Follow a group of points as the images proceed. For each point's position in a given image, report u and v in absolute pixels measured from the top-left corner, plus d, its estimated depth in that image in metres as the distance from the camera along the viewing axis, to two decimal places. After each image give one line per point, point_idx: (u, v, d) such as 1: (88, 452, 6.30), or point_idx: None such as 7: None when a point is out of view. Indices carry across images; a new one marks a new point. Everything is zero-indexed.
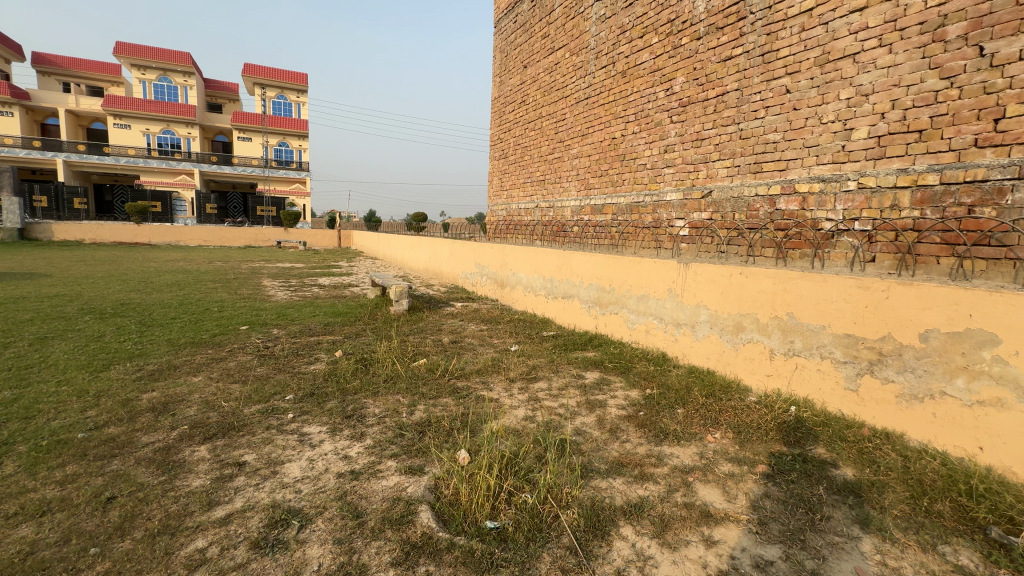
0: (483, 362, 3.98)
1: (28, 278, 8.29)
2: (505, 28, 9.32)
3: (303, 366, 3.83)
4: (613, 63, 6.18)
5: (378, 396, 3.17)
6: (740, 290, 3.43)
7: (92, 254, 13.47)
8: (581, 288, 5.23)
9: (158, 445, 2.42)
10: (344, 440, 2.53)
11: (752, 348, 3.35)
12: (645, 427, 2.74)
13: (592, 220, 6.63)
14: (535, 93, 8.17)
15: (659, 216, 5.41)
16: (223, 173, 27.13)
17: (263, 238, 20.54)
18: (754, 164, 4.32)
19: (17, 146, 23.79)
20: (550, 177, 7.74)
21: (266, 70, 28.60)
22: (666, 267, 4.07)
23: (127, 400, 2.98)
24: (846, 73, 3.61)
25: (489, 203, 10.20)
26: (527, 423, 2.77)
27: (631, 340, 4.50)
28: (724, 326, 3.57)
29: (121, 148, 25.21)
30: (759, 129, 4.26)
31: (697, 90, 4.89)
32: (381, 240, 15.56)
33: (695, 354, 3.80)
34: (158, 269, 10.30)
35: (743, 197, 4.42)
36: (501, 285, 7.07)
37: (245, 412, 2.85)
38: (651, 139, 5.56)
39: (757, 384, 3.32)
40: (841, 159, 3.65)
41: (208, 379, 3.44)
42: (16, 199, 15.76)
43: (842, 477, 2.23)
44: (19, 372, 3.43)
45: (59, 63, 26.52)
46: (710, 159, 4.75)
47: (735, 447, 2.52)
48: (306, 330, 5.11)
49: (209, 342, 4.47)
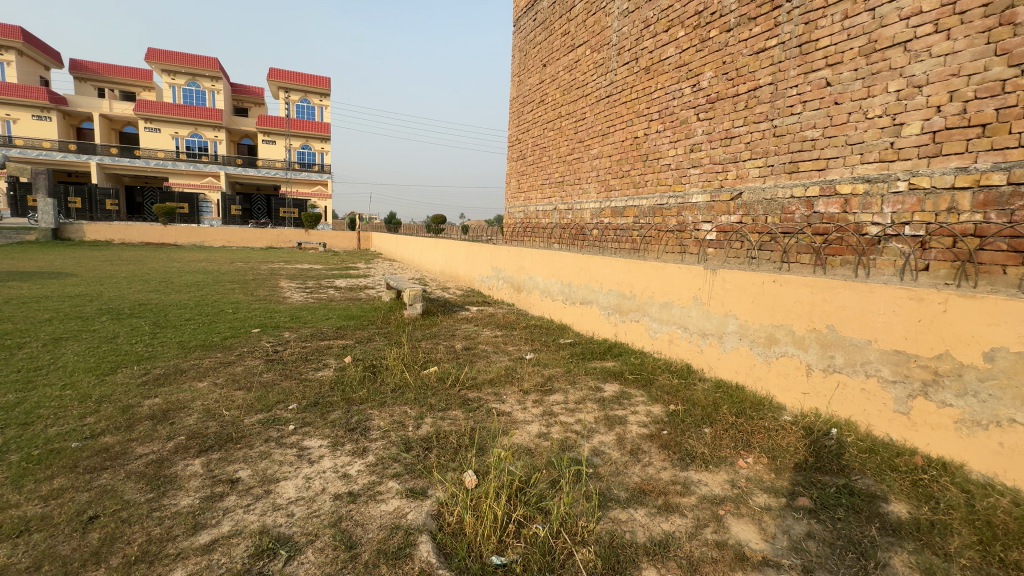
0: (496, 371, 3.79)
1: (54, 277, 8.46)
2: (525, 26, 9.15)
3: (310, 372, 3.70)
4: (636, 59, 5.95)
5: (385, 407, 3.01)
6: (774, 299, 3.17)
7: (119, 253, 13.78)
8: (600, 294, 5.01)
9: (151, 457, 2.30)
10: (344, 456, 2.37)
11: (787, 363, 3.08)
12: (669, 449, 2.51)
13: (612, 223, 6.39)
14: (554, 92, 7.98)
15: (683, 219, 5.15)
16: (248, 175, 27.66)
17: (284, 239, 20.81)
18: (789, 164, 4.05)
19: (54, 149, 24.67)
20: (569, 178, 7.53)
21: (290, 74, 29.11)
22: (692, 273, 3.84)
23: (128, 406, 2.89)
24: (896, 63, 3.32)
25: (507, 205, 10.03)
26: (540, 442, 2.57)
27: (653, 349, 4.26)
28: (756, 338, 3.31)
29: (151, 151, 25.94)
30: (795, 126, 3.99)
31: (727, 85, 4.63)
32: (400, 242, 15.56)
33: (723, 367, 3.55)
34: (180, 270, 10.41)
35: (776, 198, 4.15)
36: (518, 288, 6.89)
37: (245, 422, 2.73)
38: (676, 138, 5.31)
39: (792, 402, 3.05)
40: (889, 157, 3.35)
41: (213, 385, 3.34)
42: (51, 201, 16.24)
43: (895, 515, 1.97)
44: (26, 374, 3.38)
45: (95, 69, 27.49)
46: (741, 159, 4.50)
47: (771, 475, 2.27)
48: (317, 334, 5.01)
49: (219, 346, 4.39)
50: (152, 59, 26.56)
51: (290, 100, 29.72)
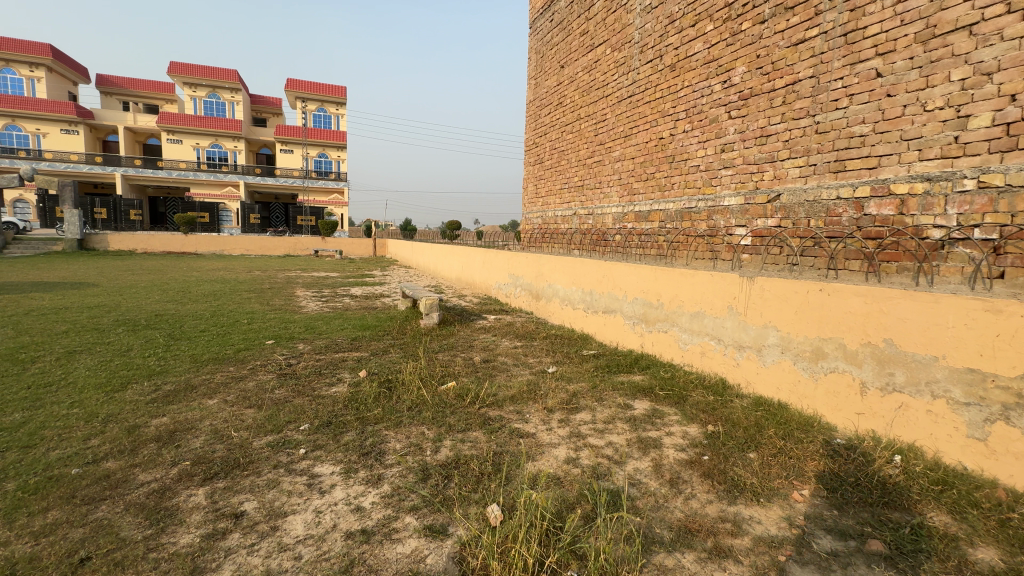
0: (518, 387, 3.58)
1: (76, 288, 8.54)
2: (541, 28, 9.00)
3: (324, 388, 3.54)
4: (660, 56, 5.74)
5: (401, 427, 2.83)
6: (820, 311, 2.91)
7: (141, 263, 14.00)
8: (625, 303, 4.78)
9: (153, 486, 2.15)
10: (357, 485, 2.19)
11: (837, 380, 2.82)
12: (713, 478, 2.26)
13: (636, 228, 6.16)
14: (573, 94, 7.80)
15: (715, 223, 4.91)
16: (267, 184, 28.04)
17: (302, 247, 20.98)
18: (834, 163, 3.78)
19: (80, 161, 25.30)
20: (589, 182, 7.32)
21: (308, 84, 29.54)
22: (726, 281, 3.59)
23: (134, 427, 2.76)
24: (960, 49, 3.05)
25: (524, 211, 9.85)
26: (569, 469, 2.35)
27: (683, 362, 4.02)
28: (801, 352, 3.05)
29: (173, 162, 26.47)
30: (841, 121, 3.72)
31: (762, 80, 4.40)
32: (415, 249, 15.49)
33: (763, 383, 3.30)
34: (199, 279, 10.43)
35: (820, 200, 3.88)
36: (536, 296, 6.69)
37: (254, 445, 2.56)
38: (705, 137, 5.07)
39: (844, 424, 2.78)
40: (953, 153, 3.07)
41: (223, 402, 3.20)
42: (77, 212, 16.61)
43: (986, 563, 1.71)
44: (35, 392, 3.28)
45: (120, 83, 28.27)
46: (778, 158, 4.25)
47: (833, 512, 2.02)
48: (332, 345, 4.87)
49: (232, 359, 4.28)
50: (175, 72, 27.19)
51: (308, 109, 30.12)
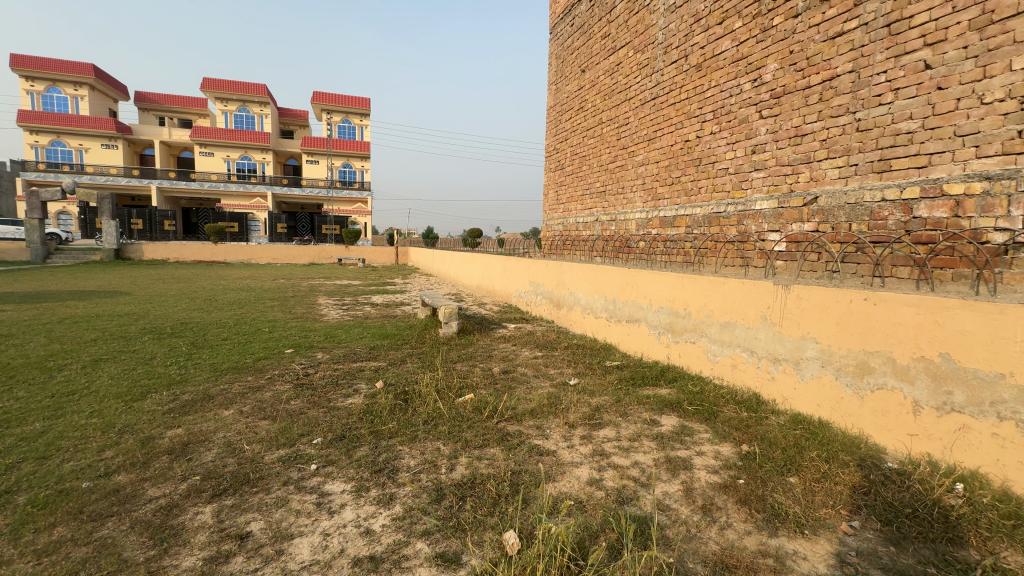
0: (539, 400, 3.44)
1: (110, 296, 8.80)
2: (561, 32, 8.93)
3: (339, 400, 3.46)
4: (685, 56, 5.57)
5: (416, 442, 2.72)
6: (865, 322, 2.69)
7: (173, 272, 14.42)
8: (650, 312, 4.59)
9: (161, 502, 2.09)
10: (368, 506, 2.09)
11: (886, 397, 2.59)
12: (750, 505, 2.08)
13: (661, 235, 5.97)
14: (594, 98, 7.68)
15: (746, 228, 4.72)
16: (293, 195, 28.72)
17: (326, 255, 21.34)
18: (877, 163, 3.55)
19: (119, 175, 26.40)
20: (612, 187, 7.16)
21: (334, 96, 30.27)
22: (759, 290, 3.39)
23: (149, 438, 2.72)
24: (1022, 35, 2.80)
25: (545, 218, 9.73)
26: (592, 492, 2.19)
27: (713, 375, 3.81)
28: (844, 367, 2.82)
29: (205, 174, 27.37)
30: (885, 118, 3.49)
31: (795, 77, 4.20)
32: (436, 257, 15.56)
33: (801, 399, 3.08)
34: (225, 288, 10.64)
35: (863, 202, 3.65)
36: (558, 305, 6.55)
37: (265, 459, 2.49)
38: (734, 139, 4.88)
39: (895, 446, 2.55)
40: (1016, 148, 2.81)
41: (239, 413, 3.16)
42: (115, 222, 17.29)
43: None
44: (58, 401, 3.31)
45: (156, 99, 29.47)
46: (815, 159, 4.03)
47: (890, 549, 1.81)
48: (351, 355, 4.82)
49: (251, 368, 4.27)
50: (207, 88, 28.21)
51: (333, 120, 30.83)
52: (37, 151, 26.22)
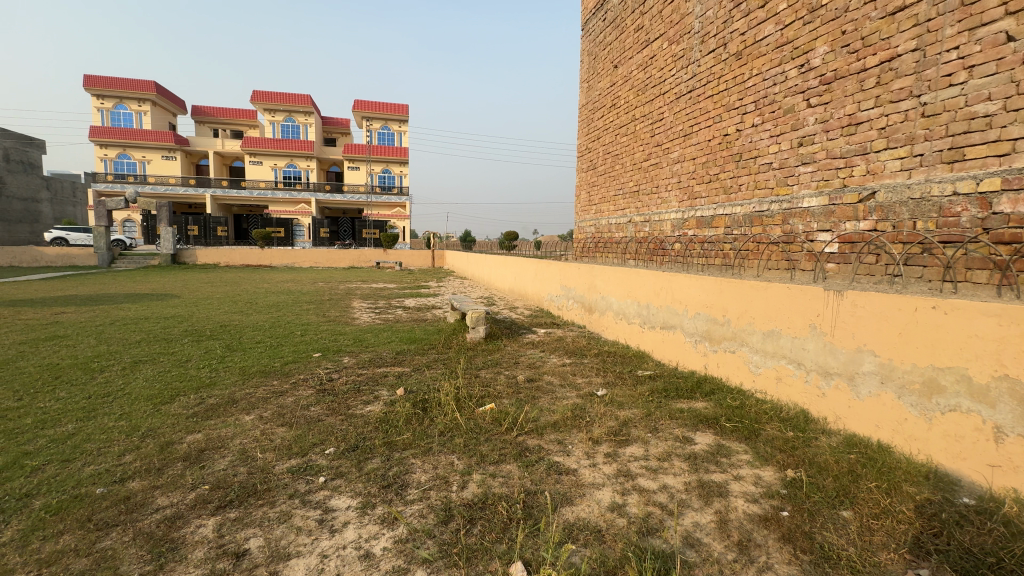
0: (562, 412, 3.25)
1: (160, 299, 9.24)
2: (594, 28, 8.70)
3: (358, 407, 3.39)
4: (724, 45, 5.24)
5: (429, 456, 2.60)
6: (934, 333, 2.36)
7: (223, 275, 15.17)
8: (685, 318, 4.31)
9: (166, 512, 2.05)
10: (371, 525, 1.97)
11: (960, 421, 2.26)
12: (794, 544, 1.83)
13: (698, 236, 5.65)
14: (627, 94, 7.40)
15: (792, 227, 4.37)
16: (335, 200, 29.67)
17: (365, 259, 21.88)
18: (948, 151, 3.15)
19: (177, 184, 28.07)
20: (646, 187, 6.87)
21: (374, 104, 31.09)
22: (807, 295, 3.07)
23: (169, 443, 2.74)
24: None
25: (578, 219, 9.49)
26: (613, 520, 1.99)
27: (755, 388, 3.51)
28: (908, 384, 2.49)
29: (255, 182, 28.71)
30: (957, 100, 3.09)
31: (849, 60, 3.82)
32: (471, 260, 15.58)
33: (857, 418, 2.76)
34: (267, 291, 11.00)
35: (930, 197, 3.25)
36: (589, 309, 6.32)
37: (275, 469, 2.44)
38: (779, 131, 4.53)
39: (971, 477, 2.21)
40: None
41: (258, 419, 3.15)
42: (171, 229, 18.32)
43: None
44: (93, 402, 3.41)
45: (210, 112, 31.19)
46: (872, 149, 3.65)
47: None
48: (376, 359, 4.79)
49: (278, 372, 4.30)
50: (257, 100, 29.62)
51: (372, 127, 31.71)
52: (107, 164, 28.26)
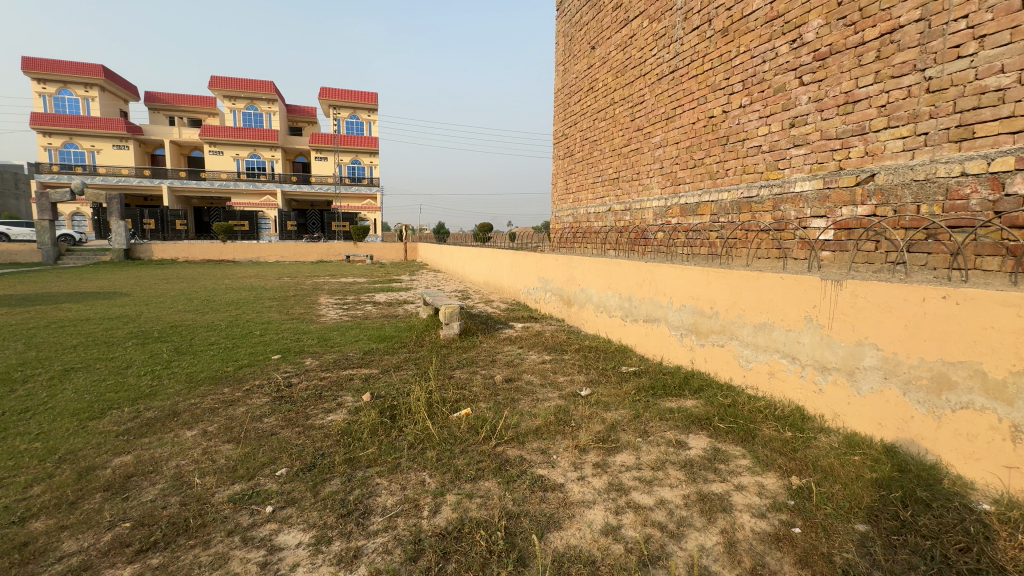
0: (545, 416, 2.98)
1: (106, 298, 8.53)
2: (570, 8, 8.38)
3: (318, 417, 3.04)
4: (709, 21, 5.03)
5: (397, 473, 2.30)
6: (945, 324, 2.19)
7: (179, 271, 14.34)
8: (670, 311, 4.11)
9: (71, 562, 1.69)
10: (325, 567, 1.66)
11: (973, 419, 2.09)
12: (814, 569, 1.62)
13: (682, 224, 5.46)
14: (606, 77, 7.14)
15: (782, 213, 4.23)
16: (303, 192, 28.65)
17: (334, 253, 21.21)
18: (955, 129, 3.01)
19: (130, 176, 26.48)
20: (625, 173, 6.65)
21: (342, 92, 30.04)
22: (802, 285, 2.89)
23: (88, 469, 2.34)
24: None
25: (555, 209, 9.23)
26: (608, 547, 1.74)
27: (746, 384, 3.33)
28: (914, 380, 2.32)
29: (215, 173, 27.38)
30: (965, 73, 2.95)
31: (845, 33, 3.66)
32: (444, 253, 15.22)
33: (857, 415, 2.60)
34: (226, 288, 10.34)
35: (935, 178, 3.12)
36: (568, 302, 6.08)
37: (214, 499, 2.08)
38: (769, 111, 4.35)
39: (984, 479, 2.05)
40: None
41: (201, 435, 2.76)
42: (122, 223, 17.20)
43: None
44: (6, 421, 2.95)
45: (165, 99, 29.52)
46: (871, 129, 3.50)
47: None
48: (342, 360, 4.42)
49: (230, 378, 3.88)
50: (216, 86, 28.15)
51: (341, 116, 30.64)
52: (50, 153, 26.38)
